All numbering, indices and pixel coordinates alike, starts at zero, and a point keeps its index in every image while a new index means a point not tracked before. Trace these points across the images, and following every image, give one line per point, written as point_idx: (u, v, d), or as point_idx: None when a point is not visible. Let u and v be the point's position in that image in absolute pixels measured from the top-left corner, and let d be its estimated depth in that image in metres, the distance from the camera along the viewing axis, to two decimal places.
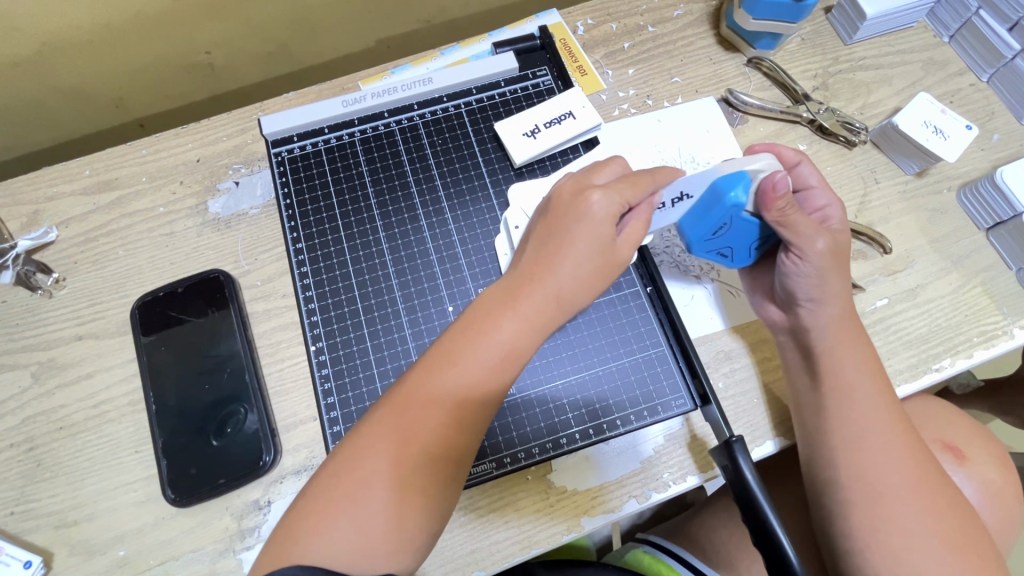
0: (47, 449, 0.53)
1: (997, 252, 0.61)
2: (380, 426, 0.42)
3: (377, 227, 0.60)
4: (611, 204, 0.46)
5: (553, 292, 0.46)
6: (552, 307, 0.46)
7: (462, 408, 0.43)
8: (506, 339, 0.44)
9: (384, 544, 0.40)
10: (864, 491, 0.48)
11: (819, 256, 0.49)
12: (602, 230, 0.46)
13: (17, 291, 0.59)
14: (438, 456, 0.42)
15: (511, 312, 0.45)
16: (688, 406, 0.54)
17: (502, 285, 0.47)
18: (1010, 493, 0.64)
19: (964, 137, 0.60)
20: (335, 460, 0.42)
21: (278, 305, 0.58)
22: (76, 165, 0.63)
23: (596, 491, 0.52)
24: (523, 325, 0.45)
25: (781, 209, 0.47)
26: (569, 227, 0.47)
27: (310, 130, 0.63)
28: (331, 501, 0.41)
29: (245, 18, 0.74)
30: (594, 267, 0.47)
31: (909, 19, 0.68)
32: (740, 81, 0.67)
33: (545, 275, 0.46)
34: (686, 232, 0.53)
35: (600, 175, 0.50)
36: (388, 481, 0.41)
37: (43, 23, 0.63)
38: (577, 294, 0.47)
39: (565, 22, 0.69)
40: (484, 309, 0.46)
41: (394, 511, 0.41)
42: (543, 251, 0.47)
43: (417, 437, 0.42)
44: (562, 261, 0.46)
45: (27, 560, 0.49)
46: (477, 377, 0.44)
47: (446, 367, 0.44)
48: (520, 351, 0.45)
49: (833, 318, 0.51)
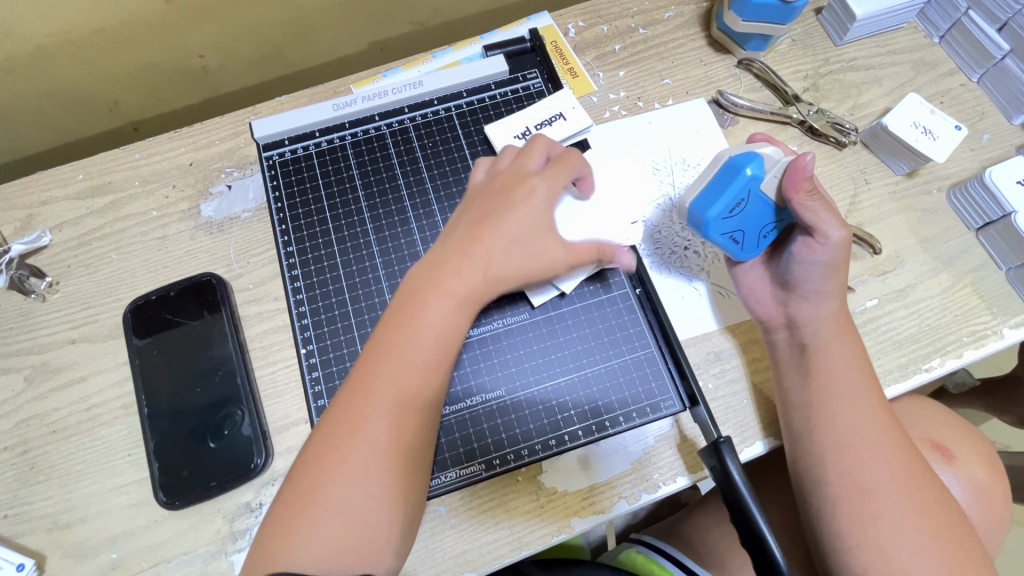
0: (40, 452, 0.54)
1: (987, 252, 0.61)
2: (333, 423, 0.44)
3: (367, 229, 0.60)
4: (545, 190, 0.50)
5: (479, 264, 0.48)
6: (482, 281, 0.48)
7: (402, 393, 0.44)
8: (436, 318, 0.46)
9: (357, 540, 0.41)
10: (852, 489, 0.48)
11: (837, 246, 0.50)
12: (536, 216, 0.50)
13: (11, 295, 0.59)
14: (392, 445, 0.43)
15: (438, 292, 0.47)
16: (677, 406, 0.54)
17: (429, 263, 0.49)
18: (998, 493, 0.64)
19: (953, 138, 0.60)
20: (300, 462, 0.44)
21: (270, 308, 0.58)
22: (69, 169, 0.63)
23: (587, 492, 0.53)
24: (454, 301, 0.47)
25: (807, 192, 0.49)
26: (502, 209, 0.49)
27: (301, 134, 0.64)
28: (299, 503, 0.42)
29: (239, 22, 0.74)
30: (527, 249, 0.49)
31: (899, 20, 0.68)
32: (731, 83, 0.67)
33: (472, 251, 0.48)
34: (708, 212, 0.51)
35: (531, 159, 0.52)
36: (344, 476, 0.42)
37: (37, 29, 0.63)
38: (509, 272, 0.49)
39: (556, 24, 0.70)
40: (413, 290, 0.47)
41: (369, 504, 0.42)
42: (473, 228, 0.49)
43: (363, 428, 0.43)
44: (492, 241, 0.48)
45: (20, 562, 0.49)
46: (415, 358, 0.45)
47: (382, 354, 0.45)
48: (452, 328, 0.47)
49: (832, 313, 0.52)
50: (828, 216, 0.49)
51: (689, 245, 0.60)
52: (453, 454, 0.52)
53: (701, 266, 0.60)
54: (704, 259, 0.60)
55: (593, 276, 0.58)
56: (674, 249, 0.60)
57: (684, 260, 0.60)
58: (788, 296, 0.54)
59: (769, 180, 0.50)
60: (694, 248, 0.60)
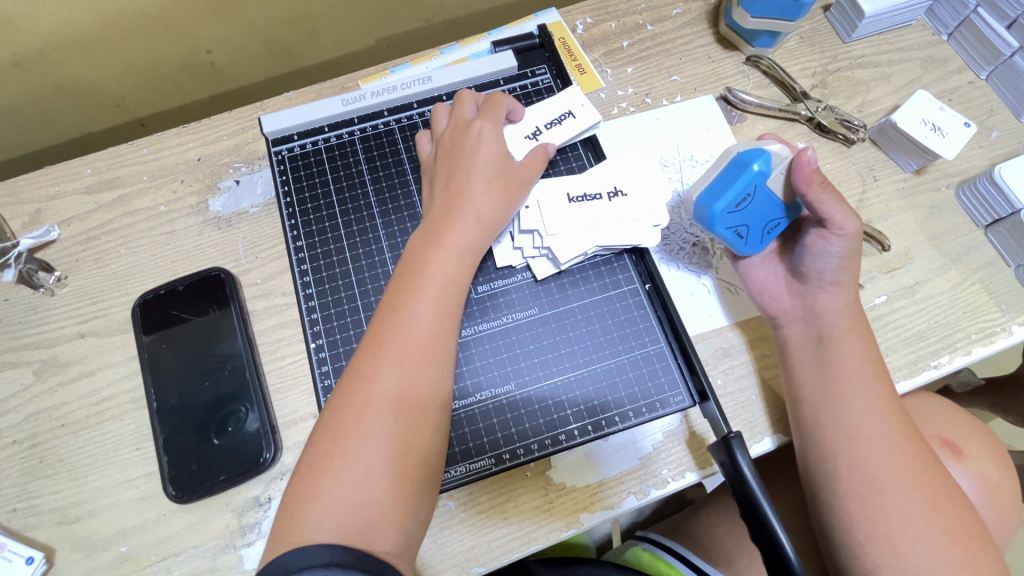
0: (49, 446, 0.54)
1: (995, 249, 0.61)
2: (347, 383, 0.45)
3: (376, 224, 0.60)
4: (494, 130, 0.56)
5: (472, 215, 0.52)
6: (473, 231, 0.52)
7: (413, 342, 0.46)
8: (438, 268, 0.49)
9: (375, 504, 0.41)
10: (864, 483, 0.48)
11: (852, 237, 0.50)
12: (494, 155, 0.55)
13: (19, 289, 0.59)
14: (405, 395, 0.44)
15: (440, 246, 0.50)
16: (687, 402, 0.54)
17: (428, 227, 0.52)
18: (1007, 490, 0.64)
19: (964, 134, 0.60)
20: (318, 431, 0.44)
21: (278, 303, 0.58)
22: (77, 164, 0.63)
23: (595, 488, 0.53)
24: (454, 253, 0.50)
25: (819, 186, 0.49)
26: (467, 158, 0.55)
27: (310, 129, 0.64)
28: (316, 475, 0.41)
29: (246, 17, 0.74)
30: (501, 185, 0.54)
31: (908, 17, 0.68)
32: (739, 80, 0.67)
33: (462, 207, 0.52)
34: (714, 206, 0.51)
35: (465, 108, 0.58)
36: (362, 428, 0.43)
37: (45, 23, 0.63)
38: (496, 212, 0.53)
39: (564, 21, 0.70)
40: (414, 253, 0.51)
41: (387, 465, 0.42)
42: (453, 188, 0.54)
43: (375, 381, 0.44)
44: (474, 189, 0.53)
45: (29, 556, 0.49)
46: (421, 310, 0.47)
47: (391, 312, 0.47)
48: (457, 278, 0.50)
49: (847, 304, 0.53)
50: (841, 209, 0.49)
51: (697, 241, 0.60)
52: (463, 447, 0.52)
53: (709, 262, 0.60)
54: (713, 254, 0.60)
55: (602, 271, 0.58)
56: (683, 245, 0.60)
57: (694, 256, 0.60)
58: (802, 289, 0.54)
59: (776, 178, 0.50)
60: (703, 244, 0.60)
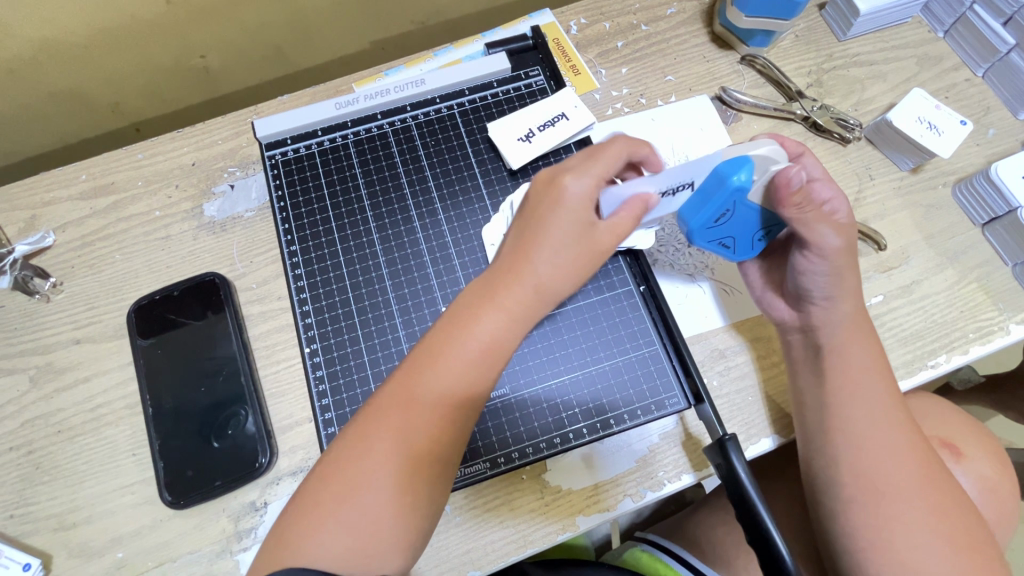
0: (45, 453, 0.54)
1: (992, 247, 0.60)
2: (367, 424, 0.42)
3: (371, 228, 0.60)
4: (584, 186, 0.46)
5: (532, 285, 0.45)
6: (532, 301, 0.45)
7: (447, 401, 0.43)
8: (487, 331, 0.44)
9: (379, 541, 0.40)
10: (864, 488, 0.48)
11: (836, 254, 0.48)
12: (575, 218, 0.45)
13: (15, 295, 0.59)
14: (422, 451, 0.42)
15: (492, 306, 0.44)
16: (682, 404, 0.54)
17: (485, 278, 0.46)
18: (1006, 491, 0.64)
19: (958, 133, 0.60)
20: (326, 460, 0.42)
21: (273, 308, 0.58)
22: (72, 170, 0.63)
23: (592, 490, 0.52)
24: (507, 317, 0.44)
25: (797, 204, 0.45)
26: (544, 218, 0.46)
27: (303, 133, 0.63)
28: (316, 505, 0.41)
29: (240, 21, 0.74)
30: (576, 255, 0.46)
31: (904, 14, 0.68)
32: (734, 79, 0.67)
33: (521, 269, 0.45)
34: (691, 224, 0.49)
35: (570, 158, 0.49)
36: (384, 478, 0.41)
37: (37, 29, 0.63)
38: (562, 282, 0.46)
39: (558, 22, 0.69)
40: (465, 306, 0.45)
41: (393, 510, 0.41)
42: (519, 244, 0.46)
43: (401, 434, 0.42)
44: (539, 252, 0.45)
45: (26, 562, 0.49)
46: (458, 369, 0.43)
47: (428, 362, 0.43)
48: (501, 344, 0.44)
49: (847, 315, 0.51)
50: (819, 227, 0.46)
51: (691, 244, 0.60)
52: None
53: (704, 265, 0.60)
54: (706, 256, 0.60)
55: (597, 273, 0.58)
56: (677, 248, 0.60)
57: (687, 259, 0.60)
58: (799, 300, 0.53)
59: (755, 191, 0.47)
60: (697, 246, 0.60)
